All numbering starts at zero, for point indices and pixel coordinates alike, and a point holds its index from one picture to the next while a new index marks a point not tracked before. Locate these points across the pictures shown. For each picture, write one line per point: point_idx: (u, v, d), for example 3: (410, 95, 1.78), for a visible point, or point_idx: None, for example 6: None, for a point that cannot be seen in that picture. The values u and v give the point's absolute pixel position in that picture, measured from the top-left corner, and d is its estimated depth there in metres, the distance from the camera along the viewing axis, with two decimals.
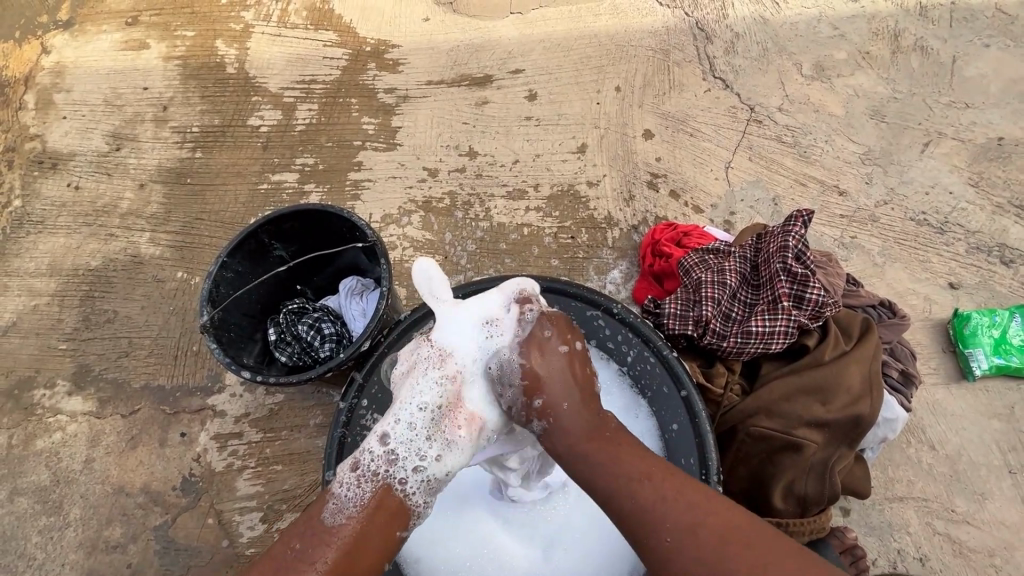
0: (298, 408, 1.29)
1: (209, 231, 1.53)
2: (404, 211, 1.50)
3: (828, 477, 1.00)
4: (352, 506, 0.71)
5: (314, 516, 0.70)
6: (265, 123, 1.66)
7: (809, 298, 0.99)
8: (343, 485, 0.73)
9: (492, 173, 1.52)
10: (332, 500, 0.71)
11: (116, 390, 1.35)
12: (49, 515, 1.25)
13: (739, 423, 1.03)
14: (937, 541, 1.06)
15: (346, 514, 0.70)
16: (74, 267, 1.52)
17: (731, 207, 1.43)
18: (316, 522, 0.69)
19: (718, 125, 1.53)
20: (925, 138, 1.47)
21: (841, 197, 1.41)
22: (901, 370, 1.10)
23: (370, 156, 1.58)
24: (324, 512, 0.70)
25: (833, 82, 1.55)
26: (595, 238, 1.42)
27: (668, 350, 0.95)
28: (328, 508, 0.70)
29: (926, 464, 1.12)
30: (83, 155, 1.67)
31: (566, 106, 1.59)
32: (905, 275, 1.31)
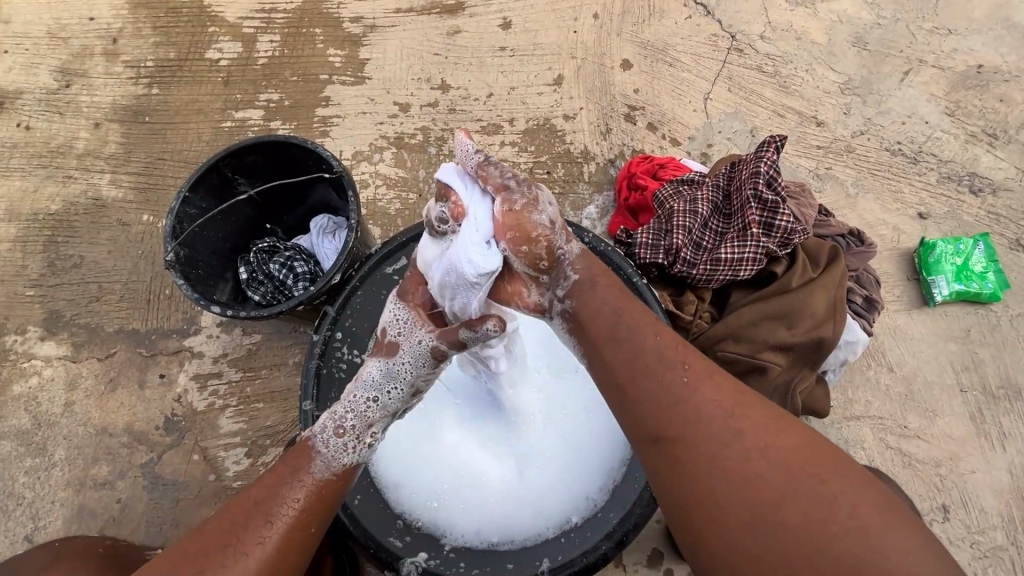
0: (276, 347, 1.30)
1: (173, 172, 1.48)
2: (376, 148, 1.46)
3: (791, 397, 1.04)
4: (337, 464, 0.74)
5: (298, 468, 0.71)
6: (224, 56, 1.56)
7: (778, 226, 0.99)
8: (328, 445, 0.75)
9: (466, 107, 1.47)
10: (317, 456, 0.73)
11: (90, 335, 1.34)
12: (34, 456, 1.27)
13: (707, 349, 1.06)
14: (889, 455, 1.13)
15: (331, 470, 0.73)
16: (33, 212, 1.46)
17: (709, 139, 1.40)
18: (301, 473, 0.71)
19: (698, 55, 1.49)
20: (906, 67, 1.44)
21: (819, 128, 1.40)
22: (864, 296, 1.12)
23: (338, 90, 1.51)
24: (312, 467, 0.72)
25: (817, 8, 1.50)
26: (571, 173, 1.40)
27: (638, 277, 0.96)
28: (315, 464, 0.73)
29: (883, 385, 1.17)
30: (31, 93, 1.57)
31: (542, 35, 1.52)
32: (876, 206, 1.32)
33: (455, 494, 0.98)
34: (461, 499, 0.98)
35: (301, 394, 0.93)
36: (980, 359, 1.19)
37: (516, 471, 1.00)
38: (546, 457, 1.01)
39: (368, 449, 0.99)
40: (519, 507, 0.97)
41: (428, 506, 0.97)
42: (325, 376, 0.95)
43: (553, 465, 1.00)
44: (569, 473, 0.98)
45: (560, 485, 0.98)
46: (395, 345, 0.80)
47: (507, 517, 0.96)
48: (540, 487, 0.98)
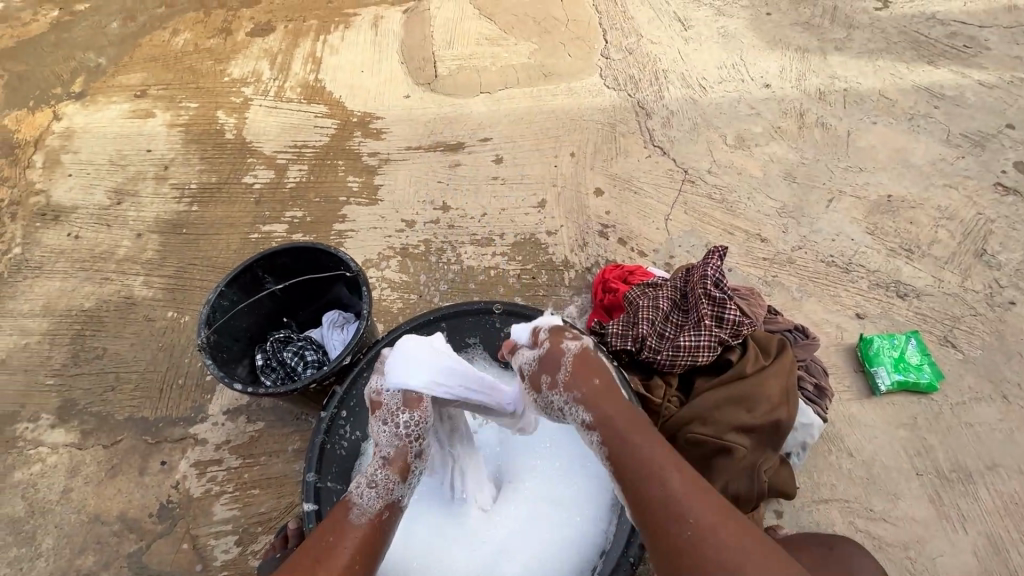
0: (278, 434, 1.37)
1: (201, 276, 1.67)
2: (384, 256, 1.67)
3: (757, 477, 1.13)
4: (371, 508, 0.88)
5: (342, 517, 0.86)
6: (259, 181, 1.85)
7: (727, 318, 1.17)
8: (362, 495, 0.88)
9: (463, 224, 1.72)
10: (355, 505, 0.87)
11: (100, 422, 1.41)
12: (21, 546, 1.26)
13: (678, 431, 1.17)
14: (860, 537, 1.18)
15: (367, 515, 0.87)
16: (67, 308, 1.61)
17: (671, 252, 1.64)
18: (347, 521, 0.86)
19: (659, 184, 1.79)
20: (829, 196, 1.75)
21: (763, 243, 1.65)
22: (815, 383, 1.27)
23: (354, 209, 1.77)
24: (351, 514, 0.86)
25: (752, 151, 1.86)
26: (553, 279, 1.60)
27: (609, 361, 1.09)
28: (354, 511, 0.87)
29: (846, 469, 1.26)
30: (85, 209, 1.81)
31: (528, 168, 1.83)
32: (819, 308, 1.51)
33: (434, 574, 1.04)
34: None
35: (306, 465, 1.01)
36: (930, 444, 1.29)
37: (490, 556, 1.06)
38: (517, 542, 1.06)
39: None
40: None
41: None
42: (329, 450, 1.05)
43: (524, 556, 1.05)
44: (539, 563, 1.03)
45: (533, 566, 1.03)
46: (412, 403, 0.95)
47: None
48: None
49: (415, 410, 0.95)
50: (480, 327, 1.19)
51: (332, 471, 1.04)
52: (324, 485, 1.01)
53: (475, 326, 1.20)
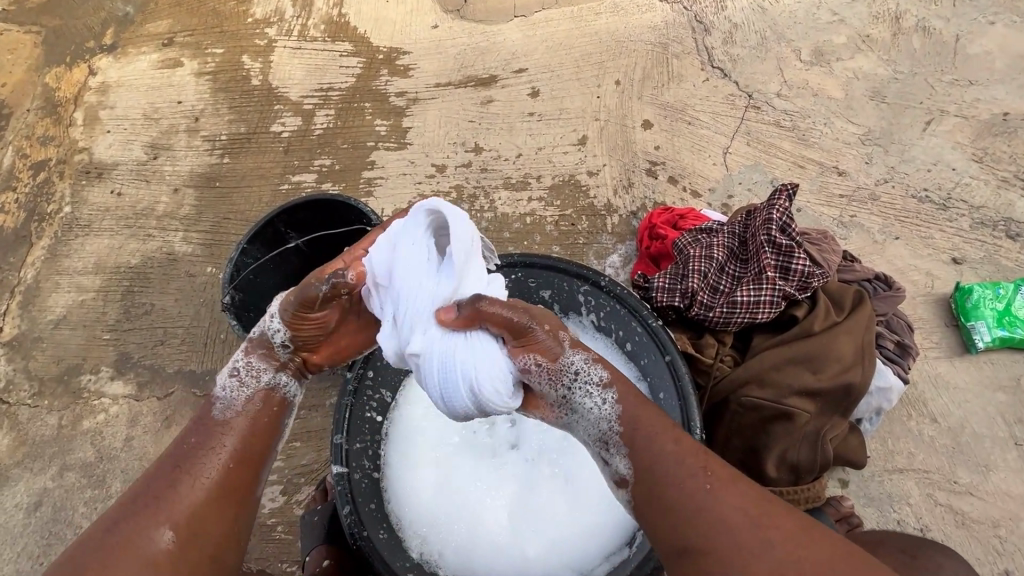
0: (316, 389, 1.38)
1: (236, 230, 1.66)
2: (414, 205, 1.59)
3: (821, 445, 1.02)
4: (236, 406, 0.85)
5: (205, 417, 0.84)
6: (286, 129, 1.78)
7: (795, 269, 1.02)
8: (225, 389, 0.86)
9: (496, 167, 1.60)
10: (219, 401, 0.86)
11: (153, 375, 1.47)
12: (94, 488, 1.36)
13: (731, 394, 1.06)
14: (940, 512, 1.06)
15: (233, 412, 0.85)
16: (116, 265, 1.66)
17: (729, 191, 1.46)
18: (208, 421, 0.84)
19: (717, 113, 1.57)
20: (928, 117, 1.47)
21: (841, 177, 1.43)
22: (896, 341, 1.10)
23: (382, 155, 1.68)
24: (213, 411, 0.85)
25: (832, 67, 1.58)
26: (595, 225, 1.47)
27: (653, 319, 0.99)
28: (218, 408, 0.85)
29: (927, 437, 1.12)
30: (125, 165, 1.82)
31: (567, 101, 1.65)
32: (906, 252, 1.31)
33: (463, 532, 1.00)
34: (463, 537, 1.00)
35: (334, 427, 0.99)
36: None
37: (516, 520, 1.01)
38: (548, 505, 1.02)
39: (384, 475, 1.04)
40: (510, 557, 0.99)
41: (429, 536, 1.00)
42: (356, 411, 1.01)
43: (555, 521, 1.00)
44: (564, 529, 0.99)
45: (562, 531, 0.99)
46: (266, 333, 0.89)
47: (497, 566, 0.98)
48: (534, 545, 0.99)
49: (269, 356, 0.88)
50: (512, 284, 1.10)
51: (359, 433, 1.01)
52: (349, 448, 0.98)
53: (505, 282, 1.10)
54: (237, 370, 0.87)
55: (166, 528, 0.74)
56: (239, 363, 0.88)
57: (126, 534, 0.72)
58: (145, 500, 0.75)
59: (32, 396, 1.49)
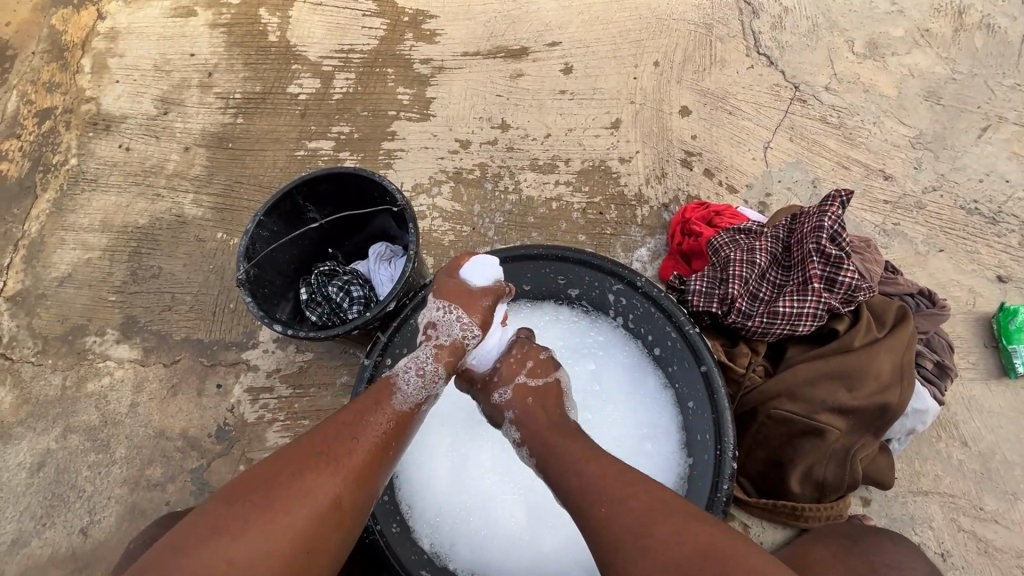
0: (326, 366, 1.35)
1: (249, 195, 1.59)
2: (435, 181, 1.52)
3: (849, 463, 0.98)
4: (413, 400, 0.85)
5: (383, 399, 0.82)
6: (304, 91, 1.69)
7: (842, 281, 0.96)
8: (408, 380, 0.86)
9: (524, 146, 1.52)
10: (399, 390, 0.84)
11: (160, 341, 1.43)
12: (98, 452, 1.35)
13: (759, 405, 1.02)
14: (961, 538, 1.04)
15: (409, 403, 0.84)
16: (124, 224, 1.60)
17: (768, 188, 1.39)
18: (387, 403, 0.82)
19: (760, 104, 1.49)
20: (984, 123, 1.40)
21: (886, 182, 1.36)
22: (936, 361, 1.06)
23: (403, 126, 1.60)
24: (394, 398, 0.83)
25: (887, 61, 1.49)
26: (624, 215, 1.41)
27: (690, 327, 0.93)
28: (397, 396, 0.83)
29: (955, 460, 1.08)
30: (134, 119, 1.74)
31: (602, 80, 1.56)
32: (949, 266, 1.25)
33: (473, 526, 0.98)
34: (473, 531, 0.97)
35: None
36: None
37: (529, 517, 0.98)
38: (564, 503, 0.99)
39: (397, 461, 1.01)
40: (519, 554, 0.96)
41: (439, 527, 0.97)
42: None
43: (570, 521, 0.97)
44: (578, 529, 0.97)
45: (576, 532, 0.97)
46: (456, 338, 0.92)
47: (506, 563, 0.96)
48: (548, 544, 0.96)
49: (441, 357, 0.89)
50: (542, 276, 1.05)
51: None
52: None
53: (533, 274, 1.06)
54: (423, 369, 0.88)
55: (332, 488, 0.70)
56: (425, 363, 0.88)
57: (297, 484, 0.68)
58: (322, 449, 0.72)
59: (36, 354, 1.46)
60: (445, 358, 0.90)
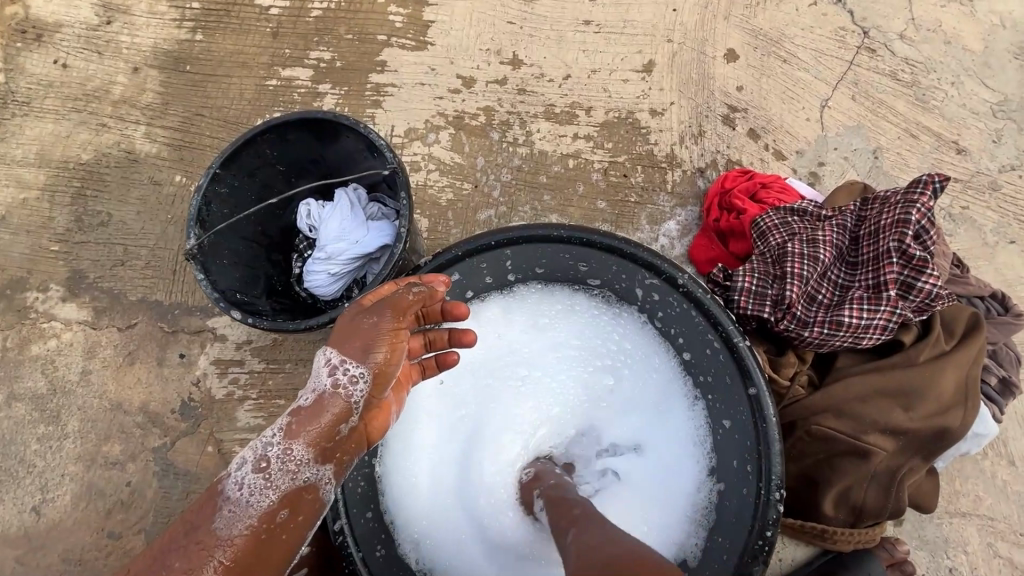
0: (303, 340, 1.18)
1: (211, 131, 1.35)
2: (432, 127, 1.29)
3: (894, 490, 0.87)
4: (253, 511, 0.63)
5: (204, 522, 0.62)
6: (276, 4, 1.40)
7: (921, 289, 0.81)
8: (243, 488, 0.64)
9: (538, 89, 1.29)
10: (227, 503, 0.63)
11: (112, 301, 1.25)
12: (47, 424, 1.20)
13: (800, 420, 0.90)
14: (997, 564, 0.96)
15: (245, 522, 0.63)
16: (64, 159, 1.36)
17: (821, 156, 1.19)
18: (207, 529, 0.62)
19: (821, 51, 1.25)
20: None
21: (958, 156, 1.17)
22: (1001, 377, 0.93)
23: (395, 55, 1.34)
24: (217, 520, 0.62)
25: (976, 6, 1.25)
26: (652, 180, 1.21)
27: (739, 338, 0.78)
28: (222, 516, 0.63)
29: (1000, 481, 0.98)
30: (70, 27, 1.45)
31: (635, 10, 1.30)
32: (1019, 261, 1.10)
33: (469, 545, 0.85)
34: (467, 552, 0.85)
35: None
36: None
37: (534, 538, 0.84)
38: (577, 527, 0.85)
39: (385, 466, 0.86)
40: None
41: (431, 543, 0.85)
42: None
43: None
44: None
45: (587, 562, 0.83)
46: (322, 398, 0.69)
47: None
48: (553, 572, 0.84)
49: (291, 436, 0.67)
50: (561, 260, 0.87)
51: None
52: None
53: (549, 257, 0.88)
54: (265, 462, 0.65)
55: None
56: (269, 450, 0.66)
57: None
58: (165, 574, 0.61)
59: None
60: (290, 429, 0.67)
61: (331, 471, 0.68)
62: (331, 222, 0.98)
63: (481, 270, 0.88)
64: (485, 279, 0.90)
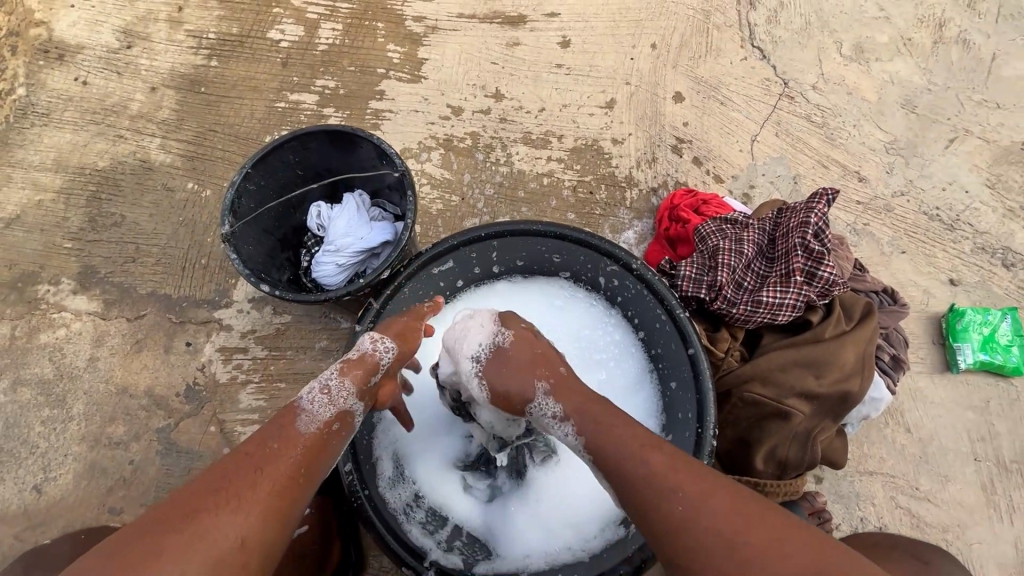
0: (305, 329, 1.31)
1: (223, 145, 1.50)
2: (425, 147, 1.48)
3: (810, 445, 1.06)
4: (324, 418, 0.76)
5: (287, 423, 0.74)
6: (286, 38, 1.59)
7: (821, 276, 1.02)
8: (314, 401, 0.77)
9: (517, 119, 1.50)
10: (303, 411, 0.76)
11: (122, 294, 1.35)
12: (52, 407, 1.27)
13: (733, 387, 1.09)
14: (898, 514, 1.15)
15: (317, 424, 0.75)
16: (80, 166, 1.48)
17: (752, 180, 1.43)
18: (289, 428, 0.73)
19: (751, 97, 1.52)
20: (952, 135, 1.48)
21: (860, 183, 1.43)
22: (892, 355, 1.14)
23: (393, 86, 1.53)
24: (297, 421, 0.74)
25: (871, 66, 1.54)
26: (614, 197, 1.42)
27: (680, 310, 0.96)
28: (301, 419, 0.75)
29: (899, 445, 1.19)
30: (92, 50, 1.59)
31: (599, 58, 1.55)
32: (909, 267, 1.34)
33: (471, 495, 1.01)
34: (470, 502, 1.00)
35: None
36: (996, 431, 1.21)
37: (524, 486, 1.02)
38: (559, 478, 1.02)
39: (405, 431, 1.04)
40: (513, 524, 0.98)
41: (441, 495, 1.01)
42: None
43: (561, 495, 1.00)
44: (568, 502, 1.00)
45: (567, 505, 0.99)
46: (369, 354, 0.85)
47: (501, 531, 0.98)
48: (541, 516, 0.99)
49: (347, 372, 0.81)
50: (538, 252, 1.06)
51: None
52: None
53: (527, 249, 1.06)
54: (329, 386, 0.79)
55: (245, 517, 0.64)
56: (331, 380, 0.79)
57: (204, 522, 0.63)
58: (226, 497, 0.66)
59: None
60: (348, 367, 0.82)
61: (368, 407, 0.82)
62: (340, 220, 1.13)
63: (471, 259, 1.05)
64: (474, 267, 1.07)
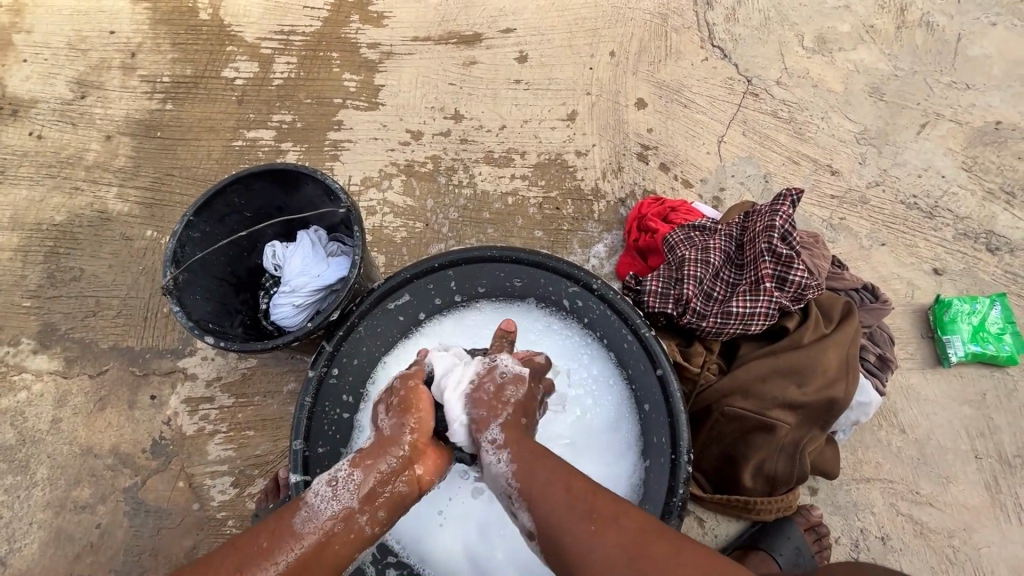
0: (271, 372, 1.27)
1: (182, 189, 1.47)
2: (386, 174, 1.45)
3: (798, 458, 1.00)
4: (324, 519, 0.71)
5: (286, 518, 0.71)
6: (241, 76, 1.57)
7: (792, 280, 0.97)
8: (319, 496, 0.73)
9: (478, 139, 1.47)
10: (306, 507, 0.72)
11: (83, 350, 1.32)
12: (16, 474, 1.23)
13: (714, 403, 1.03)
14: (900, 521, 1.09)
15: (315, 525, 0.71)
16: (37, 222, 1.45)
17: (721, 182, 1.40)
18: (288, 526, 0.70)
19: (714, 97, 1.48)
20: (923, 120, 1.45)
21: (833, 176, 1.39)
22: (878, 354, 1.09)
23: (350, 115, 1.51)
24: (296, 517, 0.71)
25: (835, 57, 1.51)
26: (581, 210, 1.38)
27: (646, 329, 0.95)
28: (301, 515, 0.71)
29: (895, 448, 1.13)
30: (45, 102, 1.57)
31: (558, 70, 1.52)
32: (890, 260, 1.30)
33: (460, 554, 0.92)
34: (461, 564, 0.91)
35: (293, 431, 0.92)
36: (995, 425, 1.15)
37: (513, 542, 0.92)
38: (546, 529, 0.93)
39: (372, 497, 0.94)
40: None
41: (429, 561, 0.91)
42: (318, 416, 0.94)
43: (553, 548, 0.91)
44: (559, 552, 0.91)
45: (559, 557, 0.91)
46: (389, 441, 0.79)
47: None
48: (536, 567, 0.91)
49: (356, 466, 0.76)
50: (496, 279, 1.02)
51: (324, 437, 0.94)
52: (313, 454, 0.92)
53: (485, 277, 1.02)
54: (335, 480, 0.75)
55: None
56: (339, 473, 0.75)
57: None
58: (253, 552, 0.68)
59: None
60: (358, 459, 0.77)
61: (374, 512, 0.74)
62: (294, 260, 1.09)
63: (427, 291, 1.01)
64: (433, 299, 1.02)
